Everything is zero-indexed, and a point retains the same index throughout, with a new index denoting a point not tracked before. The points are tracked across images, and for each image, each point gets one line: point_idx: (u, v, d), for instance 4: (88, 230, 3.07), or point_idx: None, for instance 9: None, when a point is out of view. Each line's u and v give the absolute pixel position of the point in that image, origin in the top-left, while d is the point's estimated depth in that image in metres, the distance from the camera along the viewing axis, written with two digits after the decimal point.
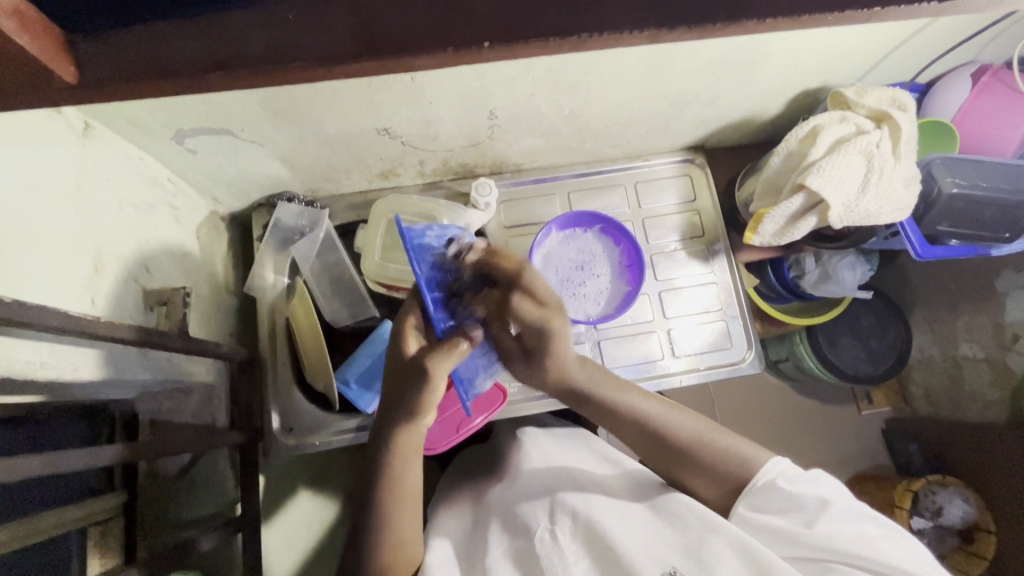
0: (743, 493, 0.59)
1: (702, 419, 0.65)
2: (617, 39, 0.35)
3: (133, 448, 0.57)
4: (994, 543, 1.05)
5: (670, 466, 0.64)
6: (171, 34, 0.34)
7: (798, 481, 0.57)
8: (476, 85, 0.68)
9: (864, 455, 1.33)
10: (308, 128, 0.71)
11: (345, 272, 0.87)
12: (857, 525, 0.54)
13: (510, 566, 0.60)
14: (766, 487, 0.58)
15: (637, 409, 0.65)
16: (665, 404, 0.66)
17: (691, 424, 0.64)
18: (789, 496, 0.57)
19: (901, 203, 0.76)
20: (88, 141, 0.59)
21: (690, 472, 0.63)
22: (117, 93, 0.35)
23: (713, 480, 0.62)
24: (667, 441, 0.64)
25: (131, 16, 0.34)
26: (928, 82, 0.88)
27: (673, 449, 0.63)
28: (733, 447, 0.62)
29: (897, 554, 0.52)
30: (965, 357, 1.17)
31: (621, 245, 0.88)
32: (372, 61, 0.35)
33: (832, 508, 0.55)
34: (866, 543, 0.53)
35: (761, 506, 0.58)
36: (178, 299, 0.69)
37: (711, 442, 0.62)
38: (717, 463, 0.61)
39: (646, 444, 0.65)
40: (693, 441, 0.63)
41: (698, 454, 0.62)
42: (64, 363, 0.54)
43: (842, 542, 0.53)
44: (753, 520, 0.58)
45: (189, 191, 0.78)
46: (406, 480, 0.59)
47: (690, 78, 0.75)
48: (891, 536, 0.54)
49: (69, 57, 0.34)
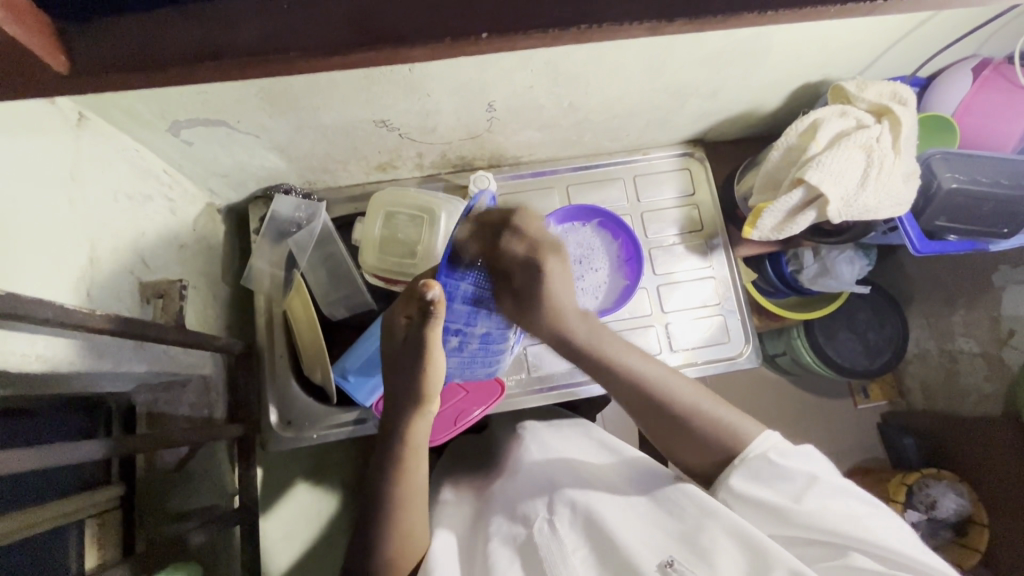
0: (732, 464, 0.59)
1: (704, 390, 0.65)
2: (617, 30, 0.35)
3: (129, 442, 0.57)
4: (987, 533, 1.07)
5: (663, 433, 0.64)
6: (162, 22, 0.34)
7: (788, 456, 0.57)
8: (475, 77, 0.67)
9: (861, 447, 1.34)
10: (306, 119, 0.71)
11: (343, 265, 0.85)
12: (845, 502, 0.54)
13: (510, 556, 0.60)
14: (757, 461, 0.57)
15: (635, 371, 0.64)
16: (667, 371, 0.65)
17: (687, 391, 0.64)
18: (780, 471, 0.56)
19: (900, 199, 0.76)
20: (83, 132, 0.59)
21: (684, 443, 0.62)
22: (108, 84, 0.35)
23: (708, 455, 0.61)
24: (659, 405, 0.63)
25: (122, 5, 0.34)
26: (929, 76, 0.87)
27: (668, 418, 0.63)
28: (728, 418, 0.61)
29: (883, 533, 0.53)
30: (961, 351, 1.17)
31: (620, 239, 0.88)
32: (366, 50, 0.34)
33: (820, 484, 0.55)
34: (856, 524, 0.53)
35: (753, 482, 0.57)
36: (174, 292, 0.68)
37: (706, 412, 0.62)
38: (712, 434, 0.61)
39: (646, 413, 0.64)
40: (691, 410, 0.62)
41: (690, 422, 0.62)
42: (62, 356, 0.55)
43: (833, 521, 0.53)
44: (742, 494, 0.57)
45: (186, 183, 0.77)
46: (412, 464, 0.60)
47: (691, 71, 0.74)
48: (878, 512, 0.55)
49: (60, 46, 0.33)
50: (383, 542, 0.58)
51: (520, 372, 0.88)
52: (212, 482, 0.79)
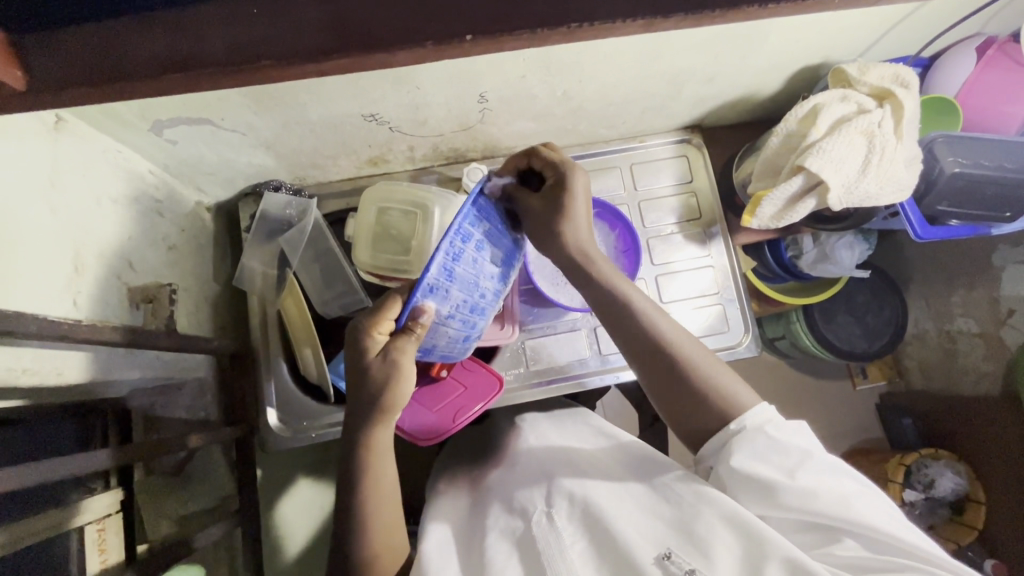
0: (732, 432, 0.58)
1: (708, 355, 0.64)
2: (609, 27, 0.34)
3: (122, 453, 0.56)
4: (984, 512, 1.09)
5: (666, 386, 0.62)
6: (122, 31, 0.33)
7: (784, 430, 0.57)
8: (466, 69, 0.65)
9: (859, 428, 1.34)
10: (292, 115, 0.69)
11: (336, 262, 0.84)
12: (838, 480, 0.53)
13: (509, 551, 0.59)
14: (754, 434, 0.56)
15: (654, 324, 0.64)
16: (677, 330, 0.65)
17: (698, 355, 0.63)
18: (775, 443, 0.55)
19: (902, 184, 0.74)
20: (61, 135, 0.57)
21: (686, 402, 0.61)
22: (66, 99, 0.34)
23: (707, 415, 0.60)
24: (671, 360, 0.62)
25: (77, 14, 0.32)
26: (931, 56, 0.85)
27: (671, 372, 0.62)
28: (731, 387, 0.61)
29: (878, 514, 0.51)
30: (960, 332, 1.16)
31: (617, 230, 0.87)
32: (344, 55, 0.33)
33: (814, 459, 0.54)
34: (849, 502, 0.51)
35: (749, 453, 0.55)
36: (163, 296, 0.70)
37: (710, 378, 0.61)
38: (712, 399, 0.60)
39: (650, 363, 0.63)
40: (698, 371, 0.61)
41: (696, 383, 0.61)
42: (48, 367, 0.54)
43: (825, 498, 0.52)
44: (740, 468, 0.55)
45: (172, 183, 0.75)
46: (382, 466, 0.60)
47: (688, 56, 0.72)
48: (871, 496, 0.53)
49: (14, 60, 0.33)
50: (380, 538, 0.58)
51: (519, 367, 0.88)
52: (210, 481, 0.82)
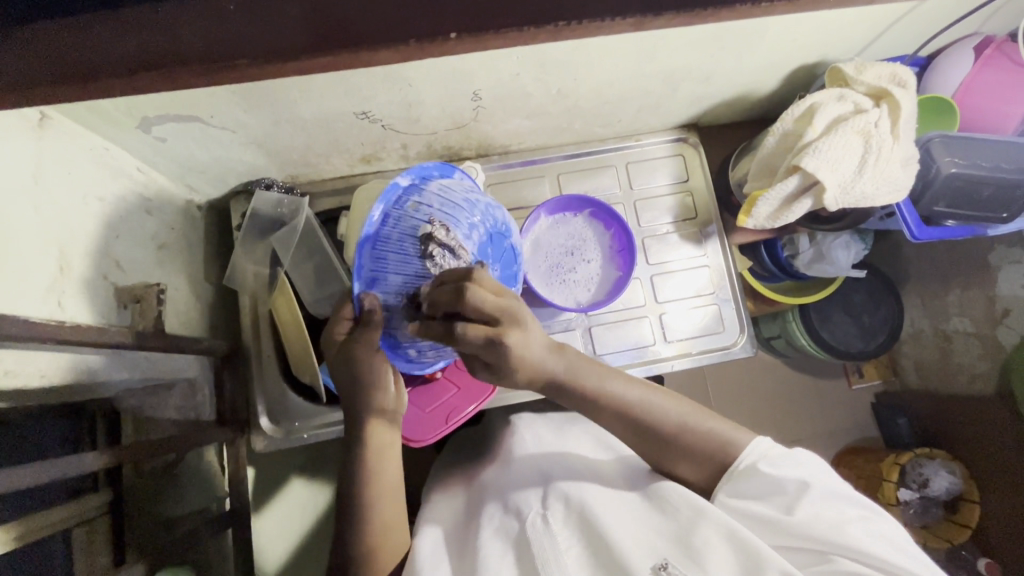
0: (725, 477, 0.58)
1: (689, 403, 0.62)
2: (599, 26, 0.33)
3: (109, 455, 0.55)
4: (978, 510, 1.09)
5: (652, 450, 0.61)
6: (93, 28, 0.32)
7: (780, 464, 0.56)
8: (459, 66, 0.64)
9: (855, 427, 1.34)
10: (282, 112, 0.68)
11: (327, 261, 0.82)
12: (835, 508, 0.53)
13: (502, 554, 0.58)
14: (748, 472, 0.56)
15: (632, 400, 0.60)
16: (647, 389, 0.62)
17: (675, 409, 0.61)
18: (769, 479, 0.55)
19: (898, 184, 0.73)
20: (45, 133, 0.56)
21: (676, 457, 0.60)
22: (36, 97, 0.33)
23: (703, 463, 0.59)
24: (649, 428, 0.60)
25: (46, 9, 0.31)
26: (929, 55, 0.85)
27: (653, 436, 0.60)
28: (719, 430, 0.60)
29: (876, 542, 0.51)
30: (956, 331, 1.16)
31: (612, 229, 0.86)
32: (324, 54, 0.33)
33: (812, 491, 0.54)
34: (845, 530, 0.52)
35: (742, 493, 0.57)
36: (151, 297, 0.67)
37: (697, 427, 0.60)
38: (701, 447, 0.59)
39: (631, 433, 0.61)
40: (679, 427, 0.60)
41: (681, 439, 0.60)
42: (30, 370, 0.53)
43: (821, 528, 0.52)
44: (732, 506, 0.57)
45: (161, 181, 0.74)
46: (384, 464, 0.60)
47: (683, 54, 0.71)
48: (871, 520, 0.53)
49: None
50: (370, 542, 0.58)
51: None
52: (201, 482, 0.81)
